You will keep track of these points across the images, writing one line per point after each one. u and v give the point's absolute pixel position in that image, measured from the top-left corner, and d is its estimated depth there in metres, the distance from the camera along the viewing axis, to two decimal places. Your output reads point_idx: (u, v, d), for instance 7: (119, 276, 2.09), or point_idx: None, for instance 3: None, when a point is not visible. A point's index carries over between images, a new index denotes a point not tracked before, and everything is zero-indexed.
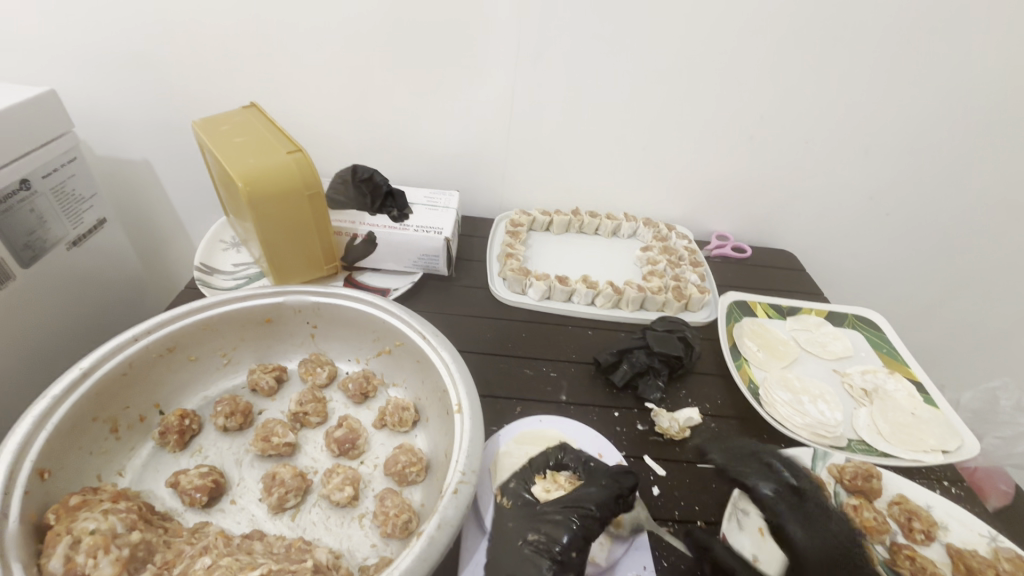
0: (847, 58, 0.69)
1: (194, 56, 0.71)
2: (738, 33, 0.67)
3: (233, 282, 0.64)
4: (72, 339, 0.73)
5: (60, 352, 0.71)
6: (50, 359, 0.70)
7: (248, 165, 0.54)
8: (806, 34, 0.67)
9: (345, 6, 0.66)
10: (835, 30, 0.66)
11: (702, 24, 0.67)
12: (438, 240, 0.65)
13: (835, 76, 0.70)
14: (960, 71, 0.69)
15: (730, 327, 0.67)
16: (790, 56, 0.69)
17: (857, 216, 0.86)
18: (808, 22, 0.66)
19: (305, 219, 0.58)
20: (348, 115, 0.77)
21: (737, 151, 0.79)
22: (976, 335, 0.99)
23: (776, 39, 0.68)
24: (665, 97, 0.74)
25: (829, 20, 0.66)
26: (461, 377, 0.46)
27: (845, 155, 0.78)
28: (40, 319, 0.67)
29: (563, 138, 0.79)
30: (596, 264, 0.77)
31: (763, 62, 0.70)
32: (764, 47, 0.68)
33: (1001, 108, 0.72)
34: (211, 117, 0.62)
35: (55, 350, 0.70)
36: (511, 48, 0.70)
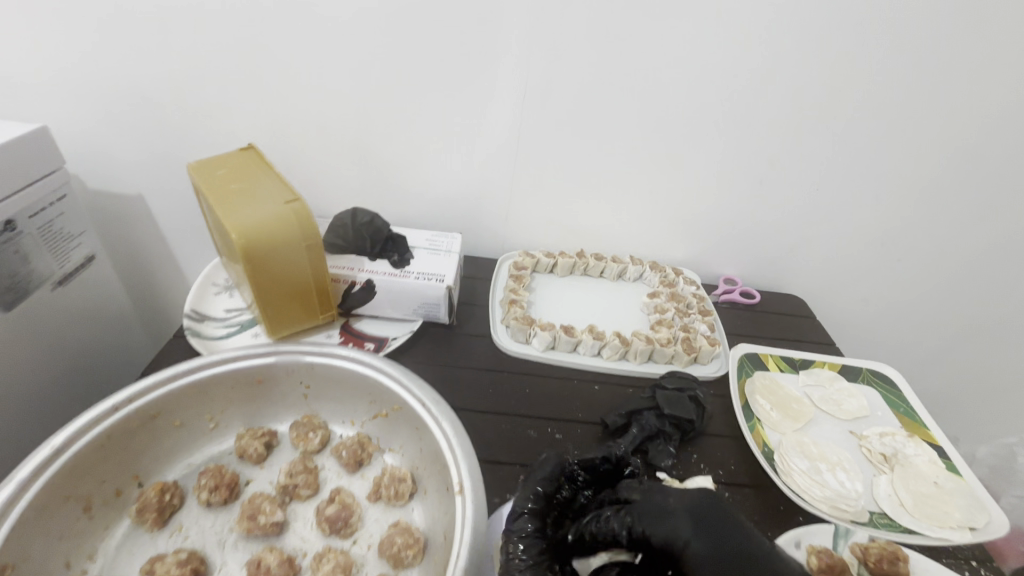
0: (856, 106, 0.68)
1: (193, 93, 0.69)
2: (748, 79, 0.66)
3: (224, 330, 0.61)
4: (55, 386, 0.69)
5: (39, 399, 0.67)
6: (29, 409, 0.66)
7: (246, 215, 0.51)
8: (815, 82, 0.66)
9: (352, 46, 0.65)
10: (845, 78, 0.66)
11: (711, 70, 0.66)
12: (441, 288, 0.62)
13: (843, 123, 0.70)
14: (969, 119, 0.69)
15: (742, 382, 0.65)
16: (801, 104, 0.68)
17: (867, 262, 0.84)
18: (817, 70, 0.65)
19: (303, 273, 0.56)
20: (349, 153, 0.75)
21: (745, 196, 0.78)
22: (987, 381, 0.97)
23: (786, 85, 0.67)
24: (674, 141, 0.72)
25: (839, 68, 0.65)
26: (462, 452, 0.43)
27: (855, 201, 0.77)
28: (19, 363, 0.63)
29: (569, 179, 0.77)
30: (601, 310, 0.75)
31: (773, 109, 0.69)
32: (774, 94, 0.67)
33: (1011, 157, 0.72)
34: (206, 160, 0.60)
35: (37, 399, 0.67)
36: (518, 89, 0.68)
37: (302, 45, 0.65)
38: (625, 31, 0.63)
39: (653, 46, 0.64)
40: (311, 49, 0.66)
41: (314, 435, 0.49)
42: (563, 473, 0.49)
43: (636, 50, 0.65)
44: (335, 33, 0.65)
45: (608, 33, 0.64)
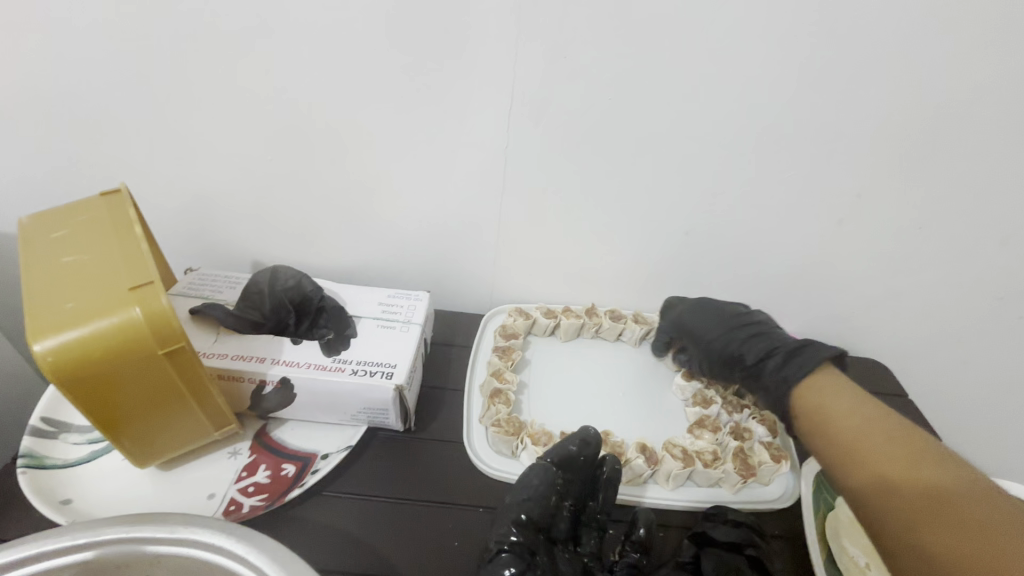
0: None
1: (35, 124, 0.48)
2: (860, 89, 0.43)
3: (88, 449, 0.44)
4: None
5: None
6: None
7: (65, 315, 0.33)
8: (969, 91, 0.42)
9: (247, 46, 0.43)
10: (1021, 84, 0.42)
11: (805, 72, 0.42)
12: (387, 390, 0.44)
13: (997, 154, 0.46)
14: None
15: (821, 521, 0.45)
16: (935, 126, 0.44)
17: (996, 338, 0.60)
18: (977, 73, 0.41)
19: (169, 385, 0.37)
20: (269, 193, 0.54)
21: (828, 246, 0.54)
22: None
23: (921, 96, 0.43)
24: (737, 176, 0.49)
25: (1018, 68, 0.41)
26: None
27: (1004, 262, 0.53)
28: None
29: (576, 224, 0.55)
30: (617, 396, 0.55)
31: (894, 131, 0.45)
32: (900, 109, 0.44)
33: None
34: (46, 212, 0.41)
35: None
36: (508, 108, 0.46)
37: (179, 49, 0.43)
38: (673, 17, 0.40)
39: (716, 39, 0.41)
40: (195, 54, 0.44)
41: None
42: (523, 517, 0.41)
43: (688, 44, 0.41)
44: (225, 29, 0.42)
45: (646, 18, 0.40)
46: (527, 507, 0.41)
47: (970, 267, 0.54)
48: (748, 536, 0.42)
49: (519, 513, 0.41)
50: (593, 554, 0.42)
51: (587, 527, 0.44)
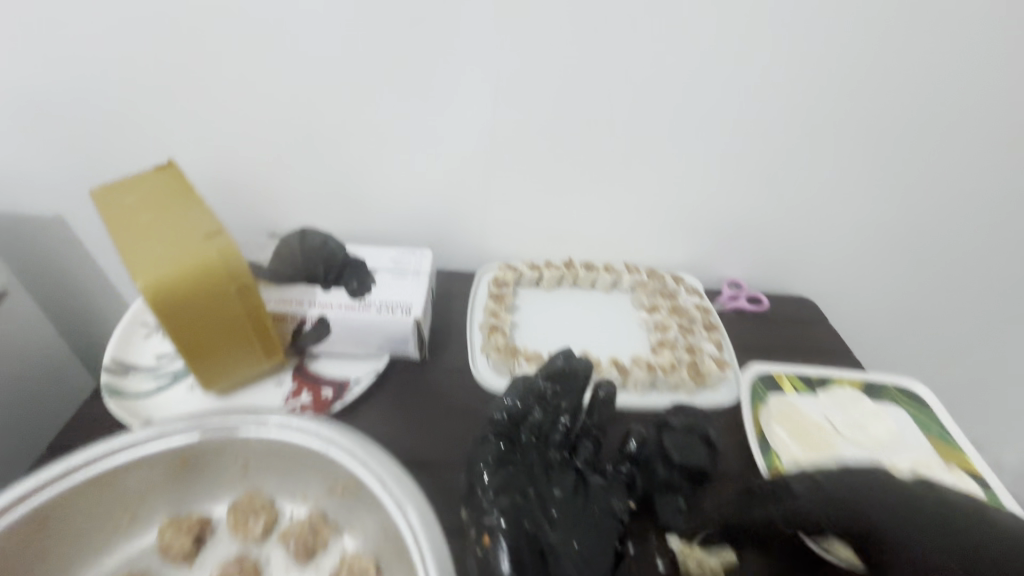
0: (875, 83, 0.60)
1: (108, 100, 0.58)
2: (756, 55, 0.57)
3: (154, 384, 0.52)
4: None
5: None
6: None
7: (154, 257, 0.42)
8: (834, 58, 0.58)
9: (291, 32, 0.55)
10: (868, 48, 0.57)
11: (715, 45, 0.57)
12: (407, 322, 0.54)
13: (861, 104, 0.61)
14: (1015, 84, 0.60)
15: (756, 412, 0.57)
16: (815, 85, 0.60)
17: (887, 260, 0.76)
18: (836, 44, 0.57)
19: (235, 315, 0.46)
20: (297, 163, 0.64)
21: (751, 191, 0.69)
22: (1002, 381, 0.92)
23: (800, 59, 0.58)
24: (677, 132, 0.63)
25: (862, 39, 0.57)
26: (433, 555, 0.35)
27: (879, 194, 0.69)
28: None
29: (553, 182, 0.68)
30: (593, 330, 0.66)
31: (789, 88, 0.60)
32: (792, 72, 0.59)
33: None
34: (113, 181, 0.49)
35: None
36: (493, 77, 0.59)
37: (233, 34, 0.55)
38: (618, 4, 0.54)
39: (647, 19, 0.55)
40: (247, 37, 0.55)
41: (178, 536, 0.39)
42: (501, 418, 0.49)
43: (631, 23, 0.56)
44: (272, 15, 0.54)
45: (595, 3, 0.54)
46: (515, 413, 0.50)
47: (856, 199, 0.69)
48: (695, 418, 0.53)
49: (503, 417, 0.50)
50: (586, 462, 0.49)
51: (583, 439, 0.51)
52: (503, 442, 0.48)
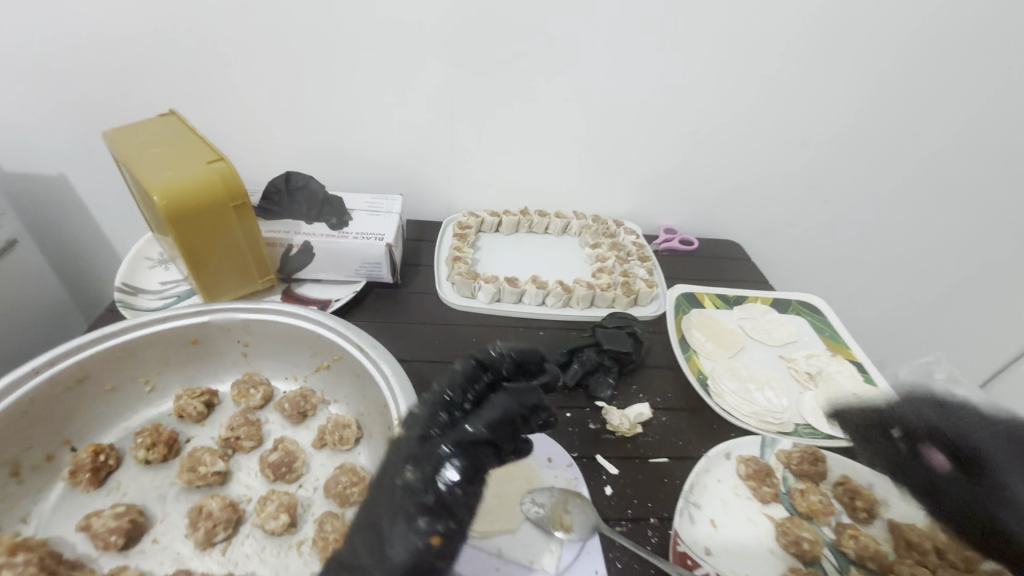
0: (776, 48, 0.70)
1: (106, 65, 0.65)
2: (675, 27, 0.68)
3: (160, 302, 0.60)
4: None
5: None
6: None
7: (163, 176, 0.50)
8: (740, 28, 0.68)
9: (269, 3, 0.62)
10: (769, 22, 0.68)
11: (640, 18, 0.67)
12: (380, 247, 0.63)
13: (766, 68, 0.72)
14: (890, 54, 0.72)
15: (679, 319, 0.68)
16: (726, 51, 0.70)
17: (798, 205, 0.89)
18: (742, 15, 0.67)
19: (233, 230, 0.54)
20: (282, 121, 0.73)
21: (679, 145, 0.80)
22: (905, 311, 1.07)
23: (712, 31, 0.68)
24: (612, 92, 0.73)
25: (762, 11, 0.67)
26: (402, 391, 0.44)
27: (787, 146, 0.81)
28: None
29: (508, 138, 0.77)
30: (545, 264, 0.77)
31: (704, 53, 0.70)
32: (706, 40, 0.69)
33: (931, 90, 0.76)
34: (124, 127, 0.57)
35: None
36: (451, 47, 0.68)
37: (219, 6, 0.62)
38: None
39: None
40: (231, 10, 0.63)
41: (155, 447, 0.43)
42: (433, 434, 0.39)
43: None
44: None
45: None
46: (494, 356, 0.43)
47: (768, 151, 0.81)
48: (624, 318, 0.63)
49: (477, 356, 0.43)
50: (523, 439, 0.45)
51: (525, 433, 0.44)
52: (484, 427, 0.38)
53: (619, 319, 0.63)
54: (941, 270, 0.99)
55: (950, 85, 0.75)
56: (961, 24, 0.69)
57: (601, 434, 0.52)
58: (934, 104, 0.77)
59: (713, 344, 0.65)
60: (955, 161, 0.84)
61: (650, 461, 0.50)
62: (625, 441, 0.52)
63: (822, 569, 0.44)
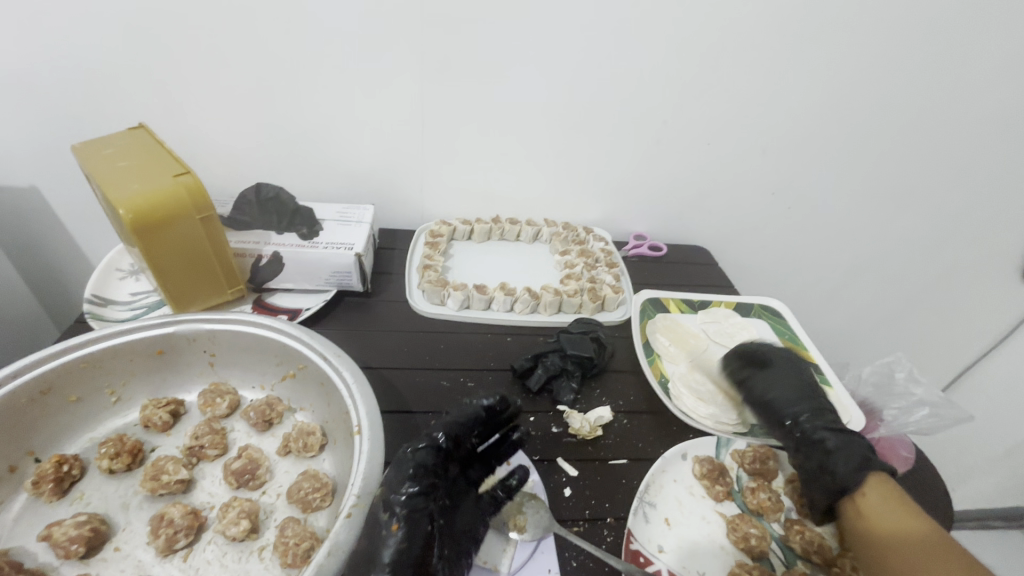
0: (734, 61, 0.73)
1: (75, 78, 0.66)
2: (639, 40, 0.70)
3: (129, 313, 0.61)
4: None
5: None
6: None
7: (130, 189, 0.51)
8: (698, 42, 0.70)
9: (238, 18, 0.64)
10: (727, 36, 0.70)
11: (602, 32, 0.69)
12: (349, 257, 0.64)
13: (725, 79, 0.74)
14: (845, 66, 0.74)
15: (644, 323, 0.70)
16: (686, 64, 0.72)
17: (763, 211, 0.91)
18: (699, 28, 0.69)
19: (201, 240, 0.55)
20: (254, 133, 0.74)
21: (645, 154, 0.82)
22: (871, 313, 1.10)
23: (674, 44, 0.70)
24: (578, 103, 0.76)
25: (719, 25, 0.69)
26: (362, 397, 0.45)
27: (750, 155, 0.83)
28: None
29: (478, 148, 0.79)
30: (515, 271, 0.78)
31: (664, 65, 0.72)
32: (665, 53, 0.71)
33: (885, 100, 0.79)
34: (92, 140, 0.58)
35: None
36: (421, 60, 0.69)
37: (191, 21, 0.63)
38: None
39: (547, 9, 0.67)
40: (203, 24, 0.64)
41: (119, 456, 0.44)
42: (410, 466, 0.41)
43: (530, 12, 0.67)
44: (225, 5, 0.63)
45: None
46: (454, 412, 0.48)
47: (730, 160, 0.84)
48: (587, 324, 0.65)
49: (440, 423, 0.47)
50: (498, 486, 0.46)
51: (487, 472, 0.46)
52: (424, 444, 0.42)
53: (583, 325, 0.65)
54: (904, 273, 1.03)
55: (903, 96, 0.78)
56: (911, 38, 0.72)
57: (562, 437, 0.54)
58: (888, 113, 0.80)
59: (675, 347, 0.67)
60: (911, 167, 0.87)
61: (609, 462, 0.52)
62: (586, 443, 0.54)
63: (770, 564, 0.46)
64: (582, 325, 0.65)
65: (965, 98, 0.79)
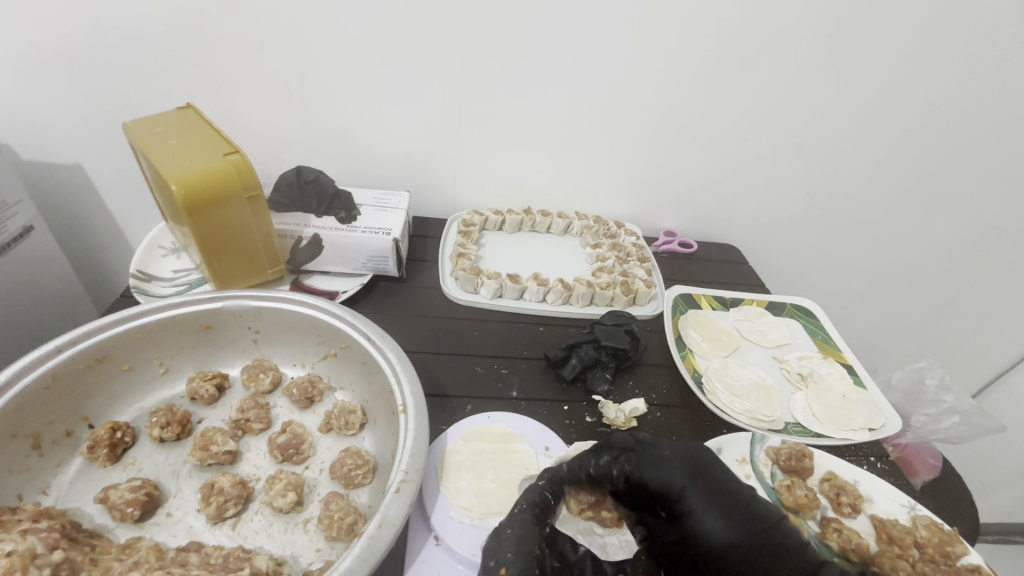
0: (774, 58, 0.72)
1: (120, 57, 0.67)
2: (682, 33, 0.69)
3: (172, 290, 0.62)
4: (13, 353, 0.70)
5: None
6: None
7: (180, 167, 0.51)
8: (739, 37, 0.70)
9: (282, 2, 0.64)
10: (769, 32, 0.69)
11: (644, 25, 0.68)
12: (387, 242, 0.64)
13: (764, 77, 0.74)
14: (890, 65, 0.73)
15: (676, 318, 0.70)
16: (725, 59, 0.72)
17: (795, 211, 0.90)
18: (741, 24, 0.69)
19: (245, 219, 0.56)
20: (293, 118, 0.75)
21: (679, 150, 0.82)
22: (900, 318, 1.09)
23: (717, 37, 0.70)
24: (615, 96, 0.75)
25: (761, 21, 0.68)
26: (406, 377, 0.46)
27: (785, 154, 0.83)
28: None
29: (512, 139, 0.79)
30: (547, 262, 0.78)
31: (703, 60, 0.72)
32: (705, 48, 0.71)
33: (929, 101, 0.77)
34: (142, 118, 0.59)
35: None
36: (461, 48, 0.69)
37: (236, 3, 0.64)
38: None
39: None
40: (249, 7, 0.64)
41: (170, 426, 0.45)
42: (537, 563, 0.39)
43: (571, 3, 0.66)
44: None
45: None
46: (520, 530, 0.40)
47: (765, 158, 0.83)
48: (621, 315, 0.65)
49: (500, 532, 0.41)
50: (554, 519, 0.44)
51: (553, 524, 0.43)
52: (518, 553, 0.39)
53: (618, 316, 0.64)
54: (935, 279, 1.01)
55: (945, 99, 0.77)
56: (957, 38, 0.71)
57: (596, 426, 0.54)
58: (929, 115, 0.79)
59: (706, 343, 0.67)
60: (950, 171, 0.86)
61: None
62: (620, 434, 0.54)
63: None
64: (615, 316, 0.64)
65: (1010, 101, 0.77)
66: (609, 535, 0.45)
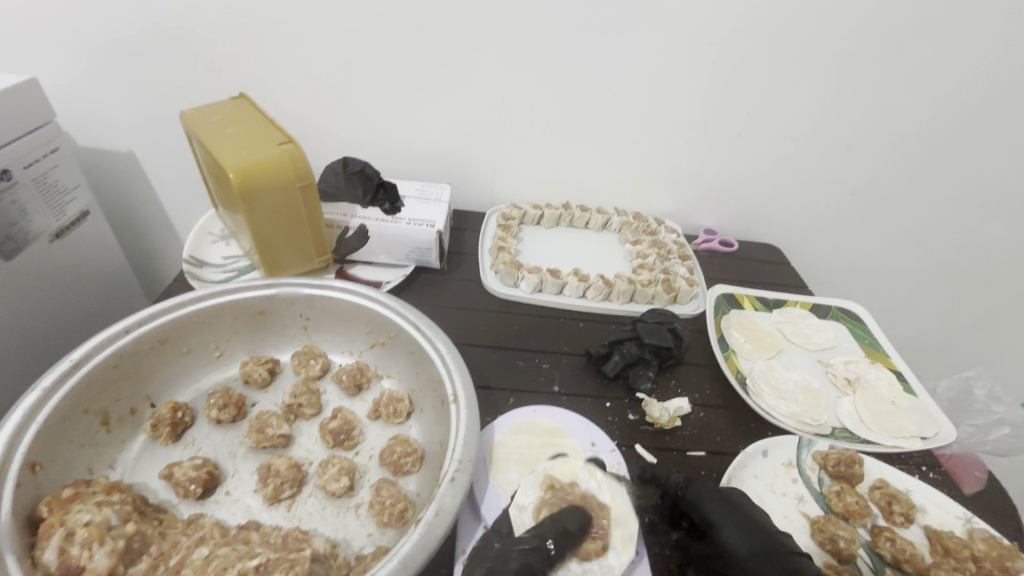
0: (827, 53, 0.70)
1: (176, 48, 0.69)
2: (733, 27, 0.68)
3: (222, 276, 0.63)
4: (72, 331, 0.73)
5: (57, 342, 0.70)
6: (48, 353, 0.69)
7: (238, 156, 0.52)
8: (792, 31, 0.68)
9: None
10: (823, 27, 0.67)
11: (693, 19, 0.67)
12: (431, 233, 0.65)
13: (816, 73, 0.72)
14: (949, 62, 0.71)
15: (718, 318, 0.69)
16: (776, 54, 0.70)
17: (841, 211, 0.88)
18: (794, 18, 0.67)
19: (297, 208, 0.57)
20: (338, 109, 0.76)
21: (723, 146, 0.80)
22: (945, 324, 1.05)
23: (768, 32, 0.68)
24: (659, 91, 0.74)
25: (815, 15, 0.66)
26: (456, 367, 0.46)
27: (832, 152, 0.80)
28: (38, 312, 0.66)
29: (553, 133, 0.79)
30: (585, 258, 0.78)
31: (753, 55, 0.70)
32: (756, 42, 0.69)
33: (988, 99, 0.74)
34: (199, 107, 0.60)
35: (56, 345, 0.70)
36: (507, 41, 0.69)
37: None
38: None
39: None
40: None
41: (227, 407, 0.46)
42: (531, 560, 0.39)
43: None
44: None
45: None
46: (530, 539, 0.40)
47: (811, 156, 0.81)
48: (663, 312, 0.64)
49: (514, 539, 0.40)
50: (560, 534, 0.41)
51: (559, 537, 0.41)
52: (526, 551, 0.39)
53: (660, 313, 0.63)
54: (985, 284, 0.97)
55: (1007, 97, 0.74)
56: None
57: (639, 425, 0.54)
58: (988, 114, 0.76)
59: (750, 345, 0.66)
60: (1008, 173, 0.82)
61: (687, 454, 0.52)
62: (663, 432, 0.53)
63: (856, 567, 0.46)
64: (658, 312, 0.63)
65: None
66: (589, 563, 0.41)
